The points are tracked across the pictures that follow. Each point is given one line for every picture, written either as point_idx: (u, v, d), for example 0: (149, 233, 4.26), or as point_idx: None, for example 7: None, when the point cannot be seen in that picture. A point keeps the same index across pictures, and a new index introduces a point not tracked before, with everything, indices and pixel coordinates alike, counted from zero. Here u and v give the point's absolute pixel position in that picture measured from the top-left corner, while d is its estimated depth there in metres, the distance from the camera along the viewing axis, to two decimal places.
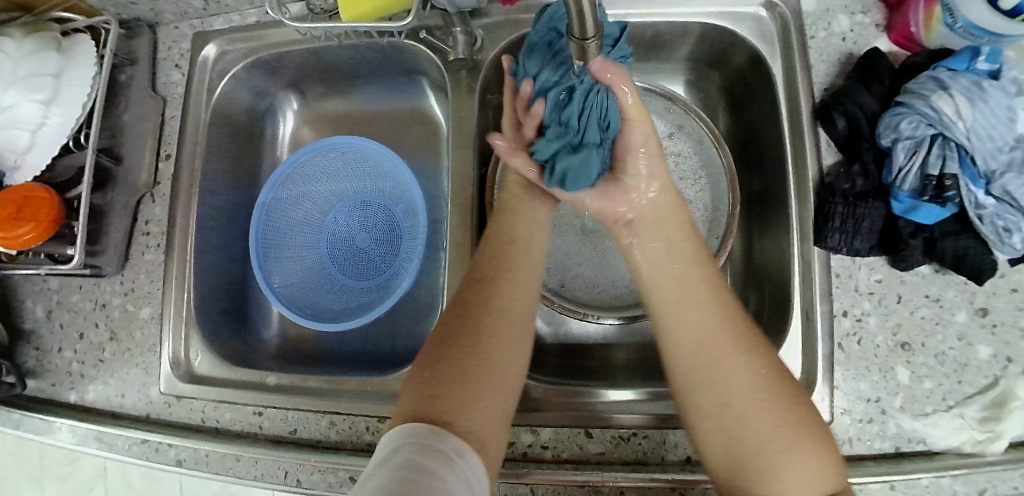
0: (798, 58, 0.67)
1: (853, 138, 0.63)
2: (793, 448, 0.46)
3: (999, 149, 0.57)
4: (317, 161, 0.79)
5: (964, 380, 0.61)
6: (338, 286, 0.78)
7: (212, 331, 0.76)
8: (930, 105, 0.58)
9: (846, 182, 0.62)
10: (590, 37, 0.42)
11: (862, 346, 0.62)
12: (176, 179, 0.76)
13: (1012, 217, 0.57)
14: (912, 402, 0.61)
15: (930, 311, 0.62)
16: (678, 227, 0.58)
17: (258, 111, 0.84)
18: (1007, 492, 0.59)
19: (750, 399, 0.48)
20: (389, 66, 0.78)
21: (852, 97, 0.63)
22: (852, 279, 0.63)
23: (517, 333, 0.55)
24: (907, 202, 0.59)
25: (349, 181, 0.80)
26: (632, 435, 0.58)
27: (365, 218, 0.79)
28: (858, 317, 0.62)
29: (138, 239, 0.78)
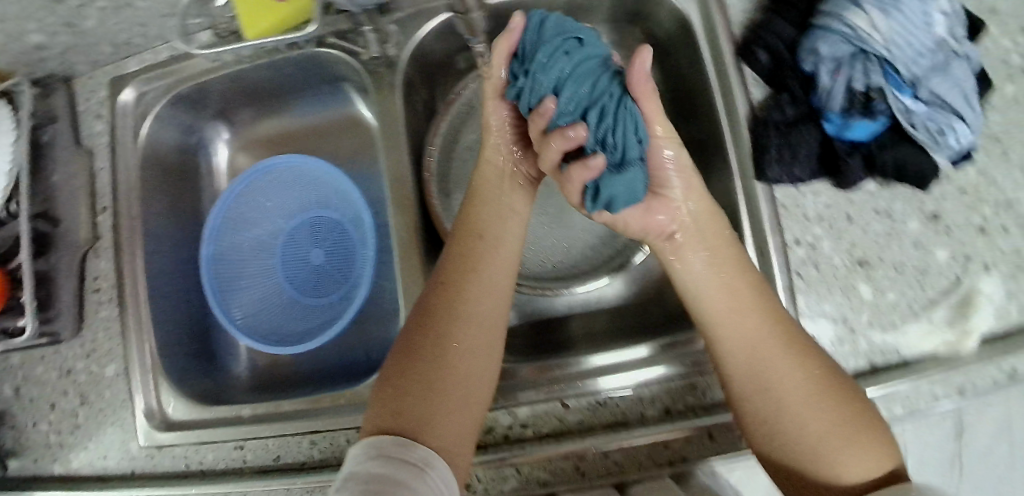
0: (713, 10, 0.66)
1: (777, 69, 0.63)
2: (853, 439, 0.49)
3: (919, 54, 0.58)
4: (257, 189, 0.78)
5: (927, 285, 0.61)
6: (299, 307, 0.77)
7: (182, 374, 0.75)
8: (845, 23, 0.58)
9: (777, 113, 0.62)
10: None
11: (821, 273, 0.61)
12: (117, 229, 0.74)
13: (942, 118, 0.58)
14: (878, 318, 0.60)
15: (881, 226, 0.62)
16: (719, 236, 0.58)
17: (189, 146, 0.83)
18: (984, 386, 0.59)
19: (809, 397, 0.51)
20: (311, 77, 0.76)
21: (771, 31, 0.63)
22: (799, 207, 0.63)
23: (483, 336, 0.56)
24: (838, 122, 0.60)
25: (292, 200, 0.79)
26: (608, 398, 0.58)
27: (315, 235, 0.78)
28: (813, 243, 0.62)
29: (89, 294, 0.76)
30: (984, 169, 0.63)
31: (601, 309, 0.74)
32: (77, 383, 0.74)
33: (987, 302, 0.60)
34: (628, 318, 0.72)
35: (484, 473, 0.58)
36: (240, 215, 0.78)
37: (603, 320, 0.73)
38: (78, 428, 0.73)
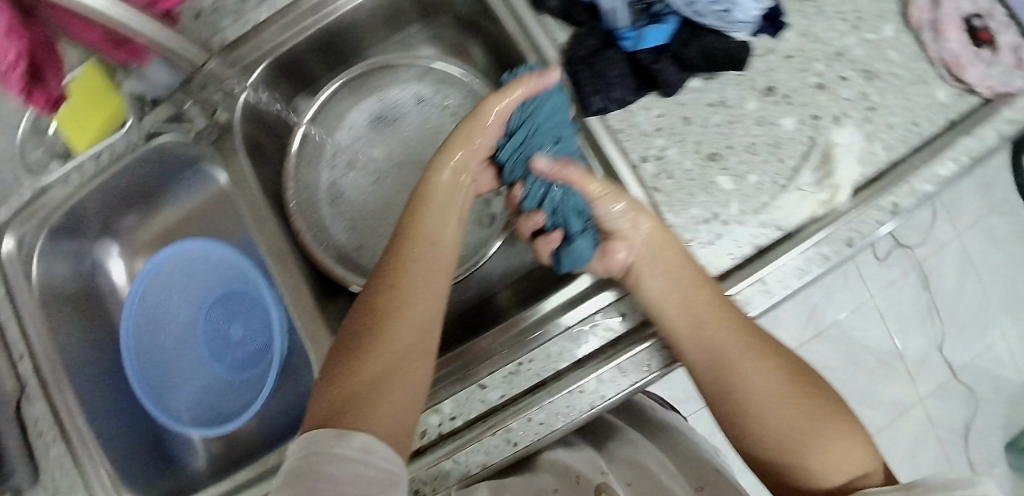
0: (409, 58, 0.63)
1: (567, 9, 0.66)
2: (833, 437, 0.48)
3: None
4: (161, 280, 0.80)
5: (785, 156, 0.60)
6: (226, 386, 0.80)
7: (141, 477, 0.76)
8: None
9: (581, 49, 0.65)
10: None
11: (675, 179, 0.60)
12: (38, 366, 0.75)
13: None
14: (747, 203, 0.59)
15: (721, 116, 0.62)
16: (677, 255, 0.54)
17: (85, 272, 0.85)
18: (875, 230, 0.57)
19: (783, 401, 0.50)
20: (168, 165, 0.80)
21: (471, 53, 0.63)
22: (629, 125, 0.63)
23: (426, 336, 0.52)
24: (632, 37, 0.64)
25: (192, 288, 0.81)
26: (519, 364, 0.59)
27: (228, 310, 0.81)
28: (660, 153, 0.61)
29: (39, 450, 0.72)
30: (805, 31, 0.64)
31: (504, 280, 0.77)
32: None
33: (847, 152, 0.59)
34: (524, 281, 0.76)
35: (424, 480, 0.56)
36: (150, 309, 0.80)
37: (508, 292, 0.76)
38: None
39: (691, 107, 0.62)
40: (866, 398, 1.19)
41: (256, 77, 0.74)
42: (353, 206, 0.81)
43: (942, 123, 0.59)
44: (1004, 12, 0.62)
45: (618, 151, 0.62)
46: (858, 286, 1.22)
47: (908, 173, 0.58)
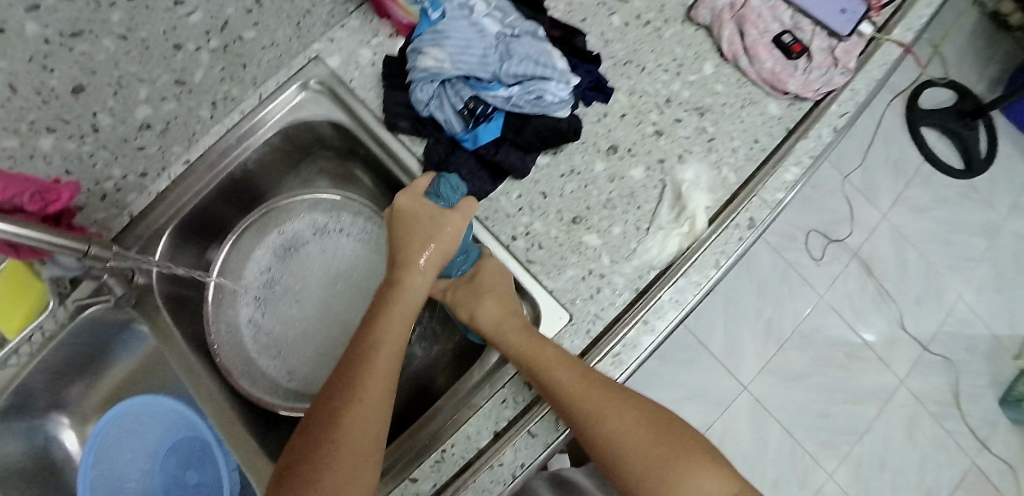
0: (352, 100, 0.61)
1: (396, 111, 0.56)
2: (682, 475, 0.45)
3: (483, 57, 0.51)
4: (66, 338, 0.63)
5: (641, 201, 0.58)
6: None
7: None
8: (417, 69, 0.52)
9: (440, 150, 0.55)
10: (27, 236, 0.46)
11: (624, 229, 0.57)
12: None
13: (566, 77, 0.53)
14: (614, 253, 0.56)
15: (653, 163, 0.59)
16: (539, 346, 0.49)
17: (32, 444, 0.67)
18: (781, 187, 0.60)
19: (640, 455, 0.46)
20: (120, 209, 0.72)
21: (392, 99, 0.57)
22: (499, 209, 0.55)
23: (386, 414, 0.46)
24: (471, 137, 0.54)
25: (156, 433, 0.70)
26: (443, 452, 0.52)
27: (181, 422, 0.70)
28: (526, 231, 0.55)
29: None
30: (632, 89, 0.62)
31: None
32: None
33: (694, 186, 0.58)
34: None
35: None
36: (52, 369, 0.65)
37: None
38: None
39: (627, 152, 0.59)
40: (850, 394, 1.20)
41: (181, 140, 0.64)
42: (297, 266, 0.73)
43: (782, 135, 0.63)
44: (824, 30, 0.67)
45: (531, 224, 0.55)
46: (792, 272, 1.23)
47: (760, 184, 0.60)
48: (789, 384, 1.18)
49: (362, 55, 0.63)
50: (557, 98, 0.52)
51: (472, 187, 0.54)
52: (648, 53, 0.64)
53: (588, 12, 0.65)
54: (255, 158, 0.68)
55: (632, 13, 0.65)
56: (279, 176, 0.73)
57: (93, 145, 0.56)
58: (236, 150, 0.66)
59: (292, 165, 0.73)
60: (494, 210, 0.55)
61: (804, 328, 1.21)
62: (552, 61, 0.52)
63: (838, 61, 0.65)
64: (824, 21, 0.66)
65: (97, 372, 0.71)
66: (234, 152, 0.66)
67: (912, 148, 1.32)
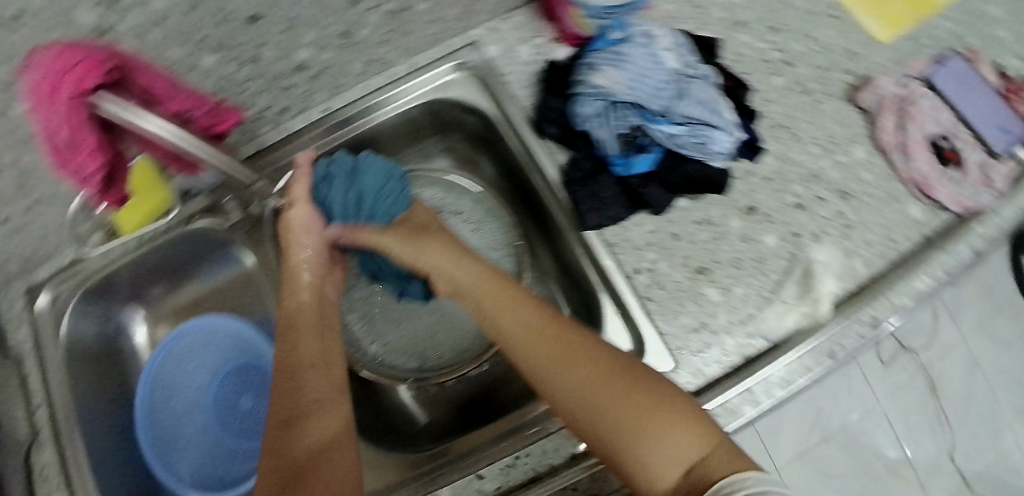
0: (502, 91, 0.58)
1: (551, 121, 0.55)
2: (645, 413, 0.43)
3: (659, 87, 0.50)
4: (170, 241, 0.65)
5: (769, 270, 0.57)
6: (233, 449, 0.67)
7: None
8: (589, 84, 0.51)
9: (579, 167, 0.54)
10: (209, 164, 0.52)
11: (744, 291, 0.56)
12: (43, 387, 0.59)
13: (732, 128, 0.51)
14: (731, 314, 0.55)
15: (782, 233, 0.58)
16: (504, 291, 0.54)
17: (108, 331, 0.68)
18: (911, 294, 0.57)
19: (609, 401, 0.44)
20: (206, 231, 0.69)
21: (548, 103, 0.55)
22: (627, 240, 0.55)
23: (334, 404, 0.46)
24: (622, 162, 0.53)
25: (221, 356, 0.70)
26: (515, 458, 0.52)
27: (254, 350, 0.69)
28: (651, 268, 0.55)
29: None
30: (783, 154, 0.61)
31: None
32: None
33: (827, 269, 0.57)
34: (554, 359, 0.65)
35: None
36: (147, 263, 0.66)
37: None
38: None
39: (765, 217, 0.58)
40: None
41: None
42: None
43: (919, 240, 0.60)
44: (980, 144, 0.63)
45: (657, 262, 0.55)
46: (851, 374, 1.19)
47: (891, 286, 0.57)
48: (819, 478, 1.14)
49: (520, 52, 0.59)
50: (720, 149, 0.51)
51: (609, 212, 0.53)
52: (804, 123, 0.62)
53: (750, 67, 0.63)
54: (388, 125, 0.64)
55: (794, 78, 0.64)
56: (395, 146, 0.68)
57: (251, 73, 0.55)
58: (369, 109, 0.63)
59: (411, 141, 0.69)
60: (625, 239, 0.55)
61: (849, 427, 1.17)
62: (721, 111, 0.51)
63: (989, 179, 0.61)
64: (984, 138, 0.63)
65: (182, 280, 0.72)
66: (367, 115, 0.63)
67: (1008, 274, 1.26)
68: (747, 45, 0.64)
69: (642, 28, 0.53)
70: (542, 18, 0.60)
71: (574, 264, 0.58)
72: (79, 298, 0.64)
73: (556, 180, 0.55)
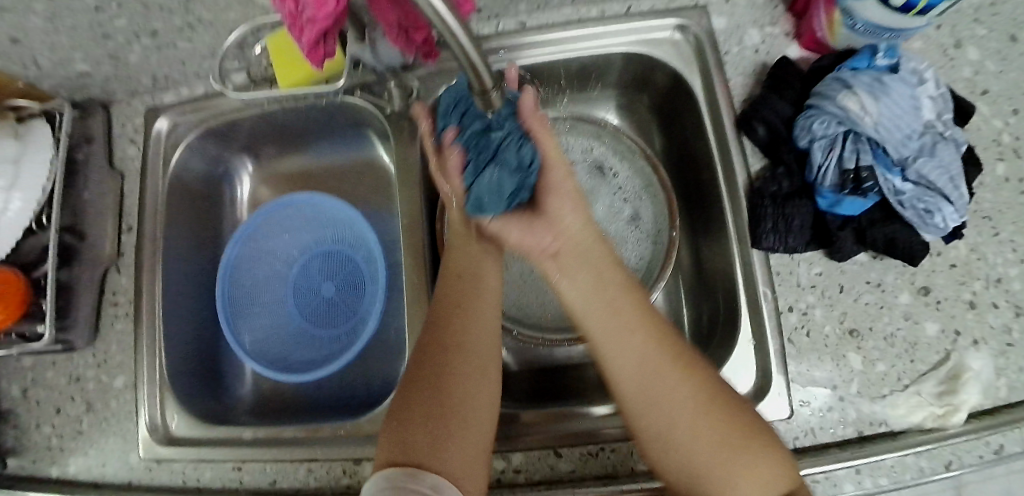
0: (716, 76, 0.53)
1: (773, 132, 0.50)
2: (739, 453, 0.38)
3: (909, 135, 0.46)
4: (311, 107, 0.59)
5: (917, 359, 0.51)
6: (308, 336, 0.61)
7: (189, 390, 0.59)
8: (837, 103, 0.46)
9: (773, 184, 0.49)
10: (491, 88, 0.37)
11: (885, 370, 0.51)
12: (139, 207, 0.60)
13: (961, 208, 0.46)
14: (867, 387, 0.50)
15: (939, 323, 0.52)
16: (603, 252, 0.44)
17: (214, 177, 0.66)
18: None
19: (698, 426, 0.38)
20: (334, 120, 0.62)
21: (769, 104, 0.50)
22: (792, 275, 0.51)
23: (484, 353, 0.44)
24: (830, 197, 0.47)
25: (321, 236, 0.63)
26: (600, 449, 0.50)
27: (356, 237, 0.61)
28: (804, 311, 0.51)
29: (108, 308, 0.60)
30: (974, 245, 0.54)
31: None
32: (84, 392, 0.58)
33: (976, 379, 0.51)
34: None
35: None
36: (273, 122, 0.62)
37: None
38: (80, 437, 0.58)
39: (936, 302, 0.53)
40: None
41: None
42: None
43: None
44: None
45: (813, 308, 0.51)
46: None
47: None
48: None
49: (750, 35, 0.54)
50: (941, 224, 0.46)
51: (790, 241, 0.49)
52: (1015, 221, 0.54)
53: (977, 143, 0.56)
54: (574, 64, 0.57)
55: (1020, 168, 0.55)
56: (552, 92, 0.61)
57: None
58: (562, 41, 0.55)
59: (584, 87, 0.61)
60: (791, 272, 0.51)
61: None
62: (960, 186, 0.46)
63: None
64: None
65: (301, 149, 0.67)
66: (555, 48, 0.55)
67: None
68: (983, 118, 0.56)
69: (913, 63, 0.47)
70: (783, 6, 0.54)
71: (726, 279, 0.54)
72: (197, 135, 0.61)
73: (742, 190, 0.51)
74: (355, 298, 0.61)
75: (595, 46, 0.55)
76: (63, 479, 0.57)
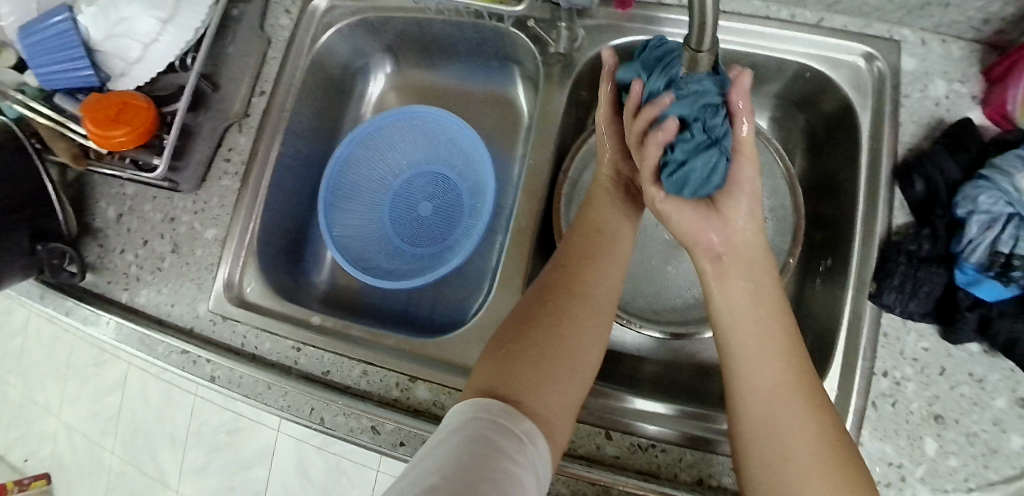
0: (889, 117, 0.50)
1: (930, 199, 0.48)
2: None
3: None
4: (469, 25, 0.59)
5: (995, 468, 0.48)
6: (392, 247, 0.62)
7: (271, 260, 0.60)
8: (1013, 183, 0.44)
9: (914, 243, 0.47)
10: (703, 51, 0.38)
11: (959, 468, 0.48)
12: (278, 74, 0.61)
13: None
14: (930, 475, 0.47)
15: None
16: (768, 271, 0.44)
17: (350, 67, 0.67)
18: None
19: (809, 471, 0.36)
20: (484, 46, 0.62)
21: (938, 160, 0.48)
22: (897, 341, 0.49)
23: (603, 310, 0.43)
24: (970, 275, 0.45)
25: (427, 154, 0.64)
26: (651, 446, 0.49)
27: (468, 167, 0.62)
28: (896, 379, 0.49)
29: (219, 161, 0.62)
30: None
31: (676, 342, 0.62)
32: (175, 233, 0.61)
33: None
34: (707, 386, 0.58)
35: None
36: (425, 30, 0.62)
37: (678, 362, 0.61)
38: (159, 272, 0.60)
39: None
40: None
41: None
42: None
43: None
44: None
45: (907, 380, 0.49)
46: None
47: None
48: None
49: (935, 86, 0.51)
50: None
51: (911, 305, 0.47)
52: None
53: None
54: (745, 61, 0.56)
55: None
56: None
57: None
58: (741, 35, 0.54)
59: None
60: (897, 339, 0.49)
61: None
62: None
63: None
64: None
65: (440, 66, 0.68)
66: (732, 38, 0.54)
67: None
68: None
69: None
70: (981, 68, 0.51)
71: (825, 322, 0.52)
72: (350, 22, 0.62)
73: (878, 239, 0.49)
74: (451, 225, 0.62)
75: (770, 49, 0.54)
76: (132, 305, 0.60)
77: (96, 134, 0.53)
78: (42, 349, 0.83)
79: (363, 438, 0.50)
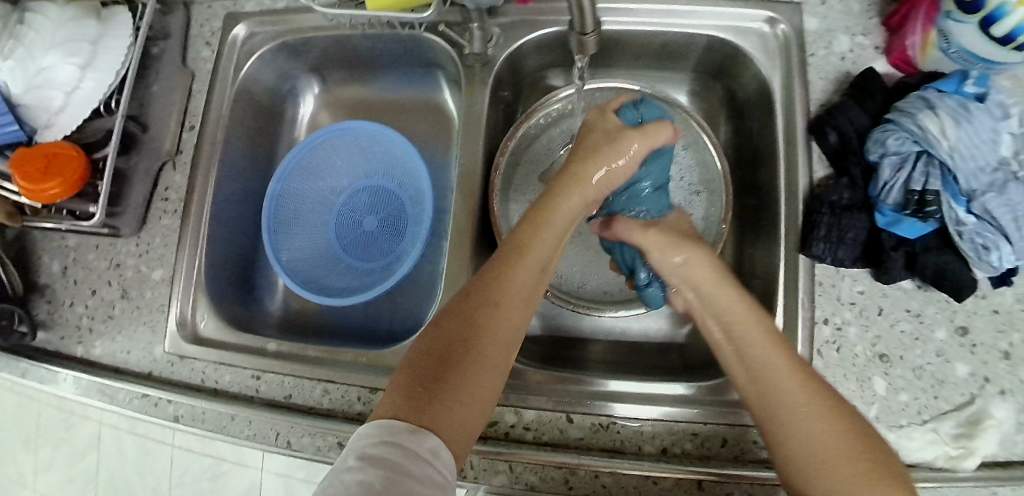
0: (798, 75, 0.52)
1: (844, 149, 0.50)
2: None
3: (983, 168, 0.45)
4: (386, 36, 0.60)
5: (940, 395, 0.49)
6: (341, 264, 0.62)
7: (221, 293, 0.60)
8: (916, 122, 0.46)
9: (836, 193, 0.49)
10: (588, 31, 0.40)
11: (907, 401, 0.49)
12: (205, 108, 0.61)
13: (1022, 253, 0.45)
14: (885, 414, 0.49)
15: (971, 366, 0.50)
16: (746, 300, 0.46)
17: (279, 92, 0.67)
18: None
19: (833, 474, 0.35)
20: (407, 55, 0.63)
21: (847, 112, 0.50)
22: (833, 288, 0.51)
23: (516, 320, 0.42)
24: (890, 215, 0.47)
25: (364, 171, 0.64)
26: (611, 422, 0.50)
27: (407, 176, 0.63)
28: (837, 325, 0.51)
29: (158, 201, 0.61)
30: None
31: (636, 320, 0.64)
32: (122, 278, 0.60)
33: (998, 428, 0.48)
34: (666, 359, 0.60)
35: (475, 460, 0.50)
36: (348, 46, 0.63)
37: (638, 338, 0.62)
38: (110, 320, 0.59)
39: (972, 343, 0.51)
40: None
41: None
42: None
43: None
44: None
45: (848, 325, 0.50)
46: None
47: None
48: None
49: (839, 41, 0.53)
50: (995, 264, 0.45)
51: (839, 253, 0.48)
52: None
53: None
54: (658, 39, 0.57)
55: None
56: (622, 61, 0.62)
57: None
58: (649, 14, 0.55)
59: (661, 65, 0.62)
60: (833, 286, 0.51)
61: None
62: None
63: None
64: None
65: (369, 80, 0.68)
66: (641, 19, 0.55)
67: None
68: None
69: (1002, 96, 0.46)
70: (879, 18, 0.53)
71: (766, 280, 0.54)
72: (271, 47, 0.62)
73: (802, 193, 0.51)
74: (397, 236, 0.62)
75: (680, 25, 0.55)
76: (88, 357, 0.59)
77: (28, 190, 0.53)
78: (7, 419, 0.81)
79: (331, 456, 0.50)
